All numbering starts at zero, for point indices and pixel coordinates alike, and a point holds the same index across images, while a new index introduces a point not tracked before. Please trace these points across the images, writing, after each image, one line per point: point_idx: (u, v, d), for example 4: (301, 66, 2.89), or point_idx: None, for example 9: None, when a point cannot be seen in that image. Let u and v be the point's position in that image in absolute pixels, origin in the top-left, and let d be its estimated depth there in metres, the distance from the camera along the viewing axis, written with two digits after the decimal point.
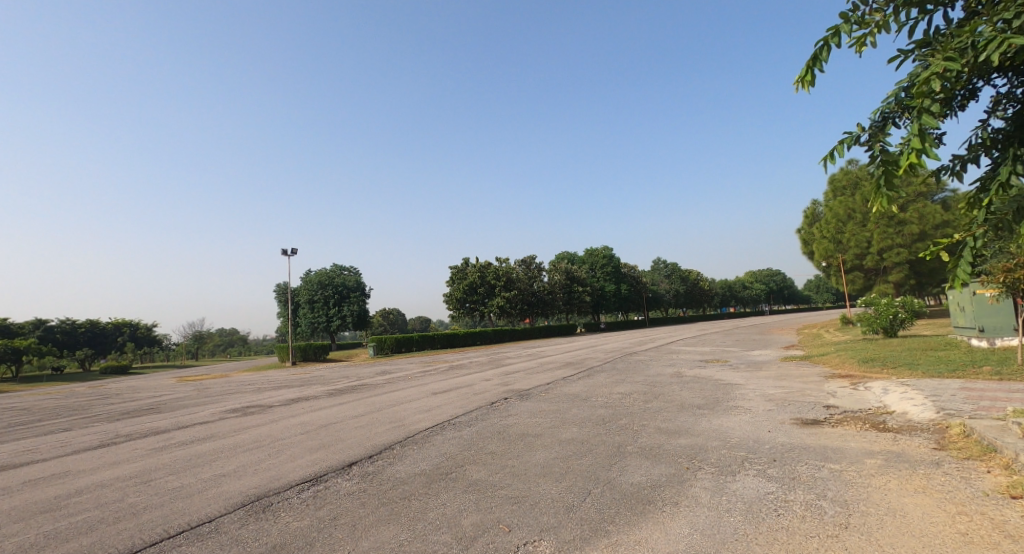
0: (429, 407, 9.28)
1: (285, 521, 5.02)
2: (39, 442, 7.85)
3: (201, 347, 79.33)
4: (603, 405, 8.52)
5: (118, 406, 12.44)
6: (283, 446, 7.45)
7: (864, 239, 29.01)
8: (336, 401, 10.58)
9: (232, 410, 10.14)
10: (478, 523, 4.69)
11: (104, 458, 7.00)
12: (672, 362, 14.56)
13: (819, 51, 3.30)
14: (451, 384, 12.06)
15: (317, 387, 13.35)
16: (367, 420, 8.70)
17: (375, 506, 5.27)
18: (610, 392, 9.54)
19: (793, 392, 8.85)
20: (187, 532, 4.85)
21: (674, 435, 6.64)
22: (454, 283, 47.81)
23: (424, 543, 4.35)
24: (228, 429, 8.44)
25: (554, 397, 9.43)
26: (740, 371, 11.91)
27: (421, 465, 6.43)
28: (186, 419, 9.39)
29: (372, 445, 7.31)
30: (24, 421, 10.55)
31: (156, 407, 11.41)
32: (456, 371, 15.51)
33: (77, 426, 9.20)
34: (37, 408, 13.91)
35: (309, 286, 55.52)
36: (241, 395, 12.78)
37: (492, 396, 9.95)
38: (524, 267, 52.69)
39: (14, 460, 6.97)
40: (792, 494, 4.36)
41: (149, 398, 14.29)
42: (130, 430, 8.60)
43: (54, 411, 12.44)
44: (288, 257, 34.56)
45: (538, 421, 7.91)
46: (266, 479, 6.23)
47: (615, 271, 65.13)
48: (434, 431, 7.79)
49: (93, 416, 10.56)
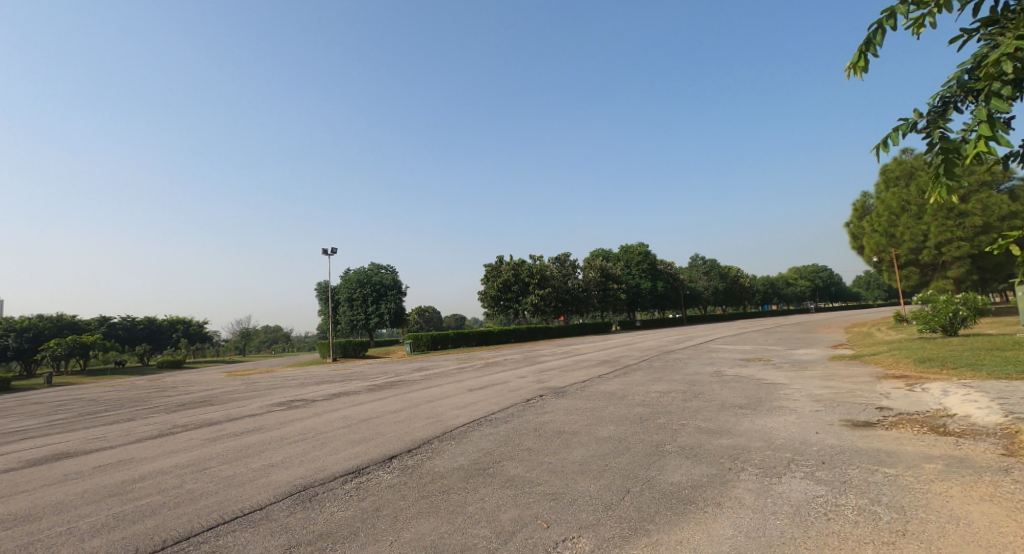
0: (465, 403, 9.39)
1: (330, 510, 5.21)
2: (106, 431, 8.42)
3: (248, 343, 82.90)
4: (639, 404, 8.40)
5: (175, 399, 13.17)
6: (327, 438, 7.71)
7: (920, 232, 27.38)
8: (375, 396, 10.83)
9: (279, 403, 10.57)
10: (517, 518, 4.74)
11: (164, 447, 7.44)
12: (711, 361, 14.19)
13: (873, 35, 3.18)
14: (486, 380, 12.13)
15: (357, 383, 13.73)
16: (405, 415, 8.87)
17: (416, 499, 5.39)
18: (648, 391, 9.38)
19: (843, 392, 8.48)
20: (240, 518, 5.10)
21: (715, 435, 6.49)
22: (488, 281, 48.12)
23: (463, 536, 4.42)
24: (275, 422, 8.79)
25: (590, 395, 9.37)
26: (784, 371, 11.49)
27: (459, 460, 6.54)
28: (236, 411, 9.85)
29: (411, 440, 7.46)
30: (92, 411, 11.33)
31: (209, 400, 11.98)
32: (491, 369, 15.62)
33: (138, 417, 9.80)
34: (103, 400, 14.91)
35: (348, 285, 57.11)
36: (287, 390, 13.28)
37: (527, 393, 9.95)
38: (558, 265, 52.20)
39: (84, 447, 7.50)
40: (843, 498, 4.19)
41: (201, 392, 15.05)
42: (186, 421, 9.09)
43: (117, 403, 13.26)
44: (328, 256, 35.67)
45: (574, 419, 7.87)
46: (311, 470, 6.46)
47: (651, 268, 63.99)
48: (471, 427, 7.88)
49: (151, 407, 11.21)
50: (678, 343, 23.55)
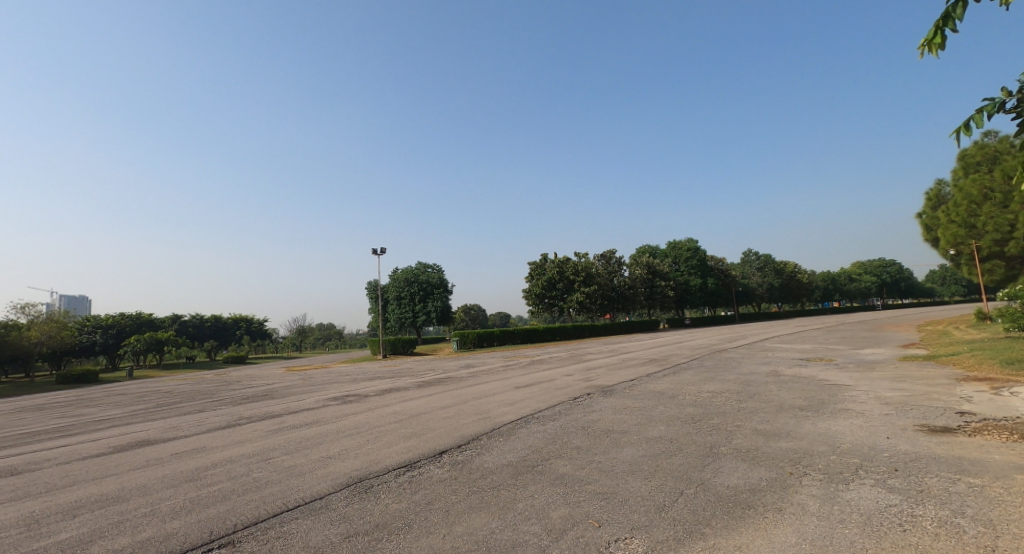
0: (512, 401, 9.45)
1: (386, 502, 5.40)
2: (181, 421, 9.08)
3: (303, 340, 86.89)
4: (691, 404, 8.17)
5: (241, 392, 14.00)
6: (380, 433, 7.98)
7: (1005, 221, 24.77)
8: (424, 392, 11.08)
9: (334, 398, 11.06)
10: (567, 516, 4.73)
11: (232, 437, 7.94)
12: (767, 360, 13.61)
13: (952, 8, 2.94)
14: (532, 378, 12.16)
15: (407, 380, 14.11)
16: (454, 411, 9.04)
17: (466, 494, 5.48)
18: (699, 391, 9.11)
19: (917, 395, 7.91)
20: (302, 506, 5.36)
21: (774, 437, 6.22)
22: (532, 278, 48.04)
23: (514, 532, 4.46)
24: (330, 416, 9.18)
25: (638, 393, 9.21)
26: (848, 371, 10.85)
27: (507, 457, 6.59)
28: (296, 405, 10.38)
29: (460, 435, 7.59)
30: (169, 403, 12.24)
31: (270, 394, 12.66)
32: (537, 366, 15.66)
33: (208, 408, 10.50)
34: (177, 392, 16.09)
35: (397, 284, 58.70)
36: (341, 385, 13.84)
37: (574, 392, 9.88)
38: (603, 262, 51.49)
39: (162, 435, 8.12)
40: (919, 509, 3.92)
41: (263, 386, 15.94)
42: (251, 413, 9.66)
43: (191, 395, 14.28)
44: (378, 255, 36.76)
45: (623, 418, 7.75)
46: (366, 463, 6.70)
47: (700, 264, 61.92)
48: (518, 424, 7.93)
49: (220, 400, 11.98)
50: (731, 341, 22.71)
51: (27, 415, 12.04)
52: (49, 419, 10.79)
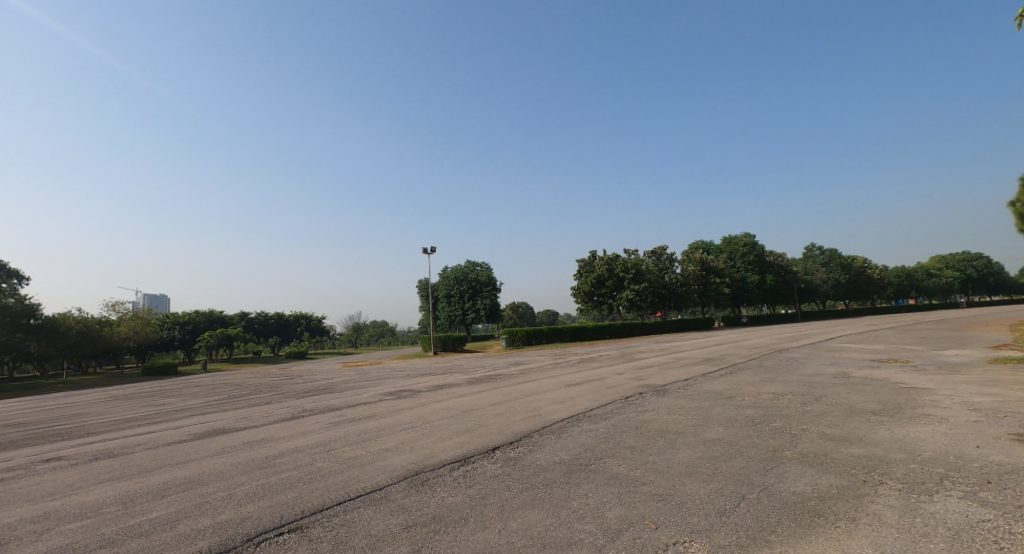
0: (563, 399, 9.42)
1: (441, 495, 5.52)
2: (251, 412, 9.69)
3: (359, 337, 90.33)
4: (751, 406, 7.84)
5: (303, 386, 14.79)
6: (433, 427, 8.17)
7: None
8: (474, 389, 11.26)
9: (390, 392, 11.46)
10: (623, 516, 4.67)
11: (296, 428, 8.38)
12: (835, 361, 12.82)
13: None
14: (583, 376, 12.06)
15: (458, 376, 14.39)
16: (505, 408, 9.12)
17: (520, 490, 5.53)
18: (759, 392, 8.73)
19: (1011, 401, 7.21)
20: (363, 496, 5.58)
21: (845, 443, 5.86)
22: (581, 276, 47.58)
23: (569, 530, 4.45)
24: (387, 410, 9.50)
25: (694, 394, 8.93)
26: (927, 374, 10.06)
27: (560, 454, 6.59)
28: (354, 399, 10.83)
29: (512, 432, 7.65)
30: (241, 394, 13.12)
31: (330, 388, 13.27)
32: (586, 365, 15.51)
33: (275, 400, 11.14)
34: (247, 385, 17.20)
35: (447, 282, 59.84)
36: (396, 381, 14.33)
37: (627, 390, 9.71)
38: (654, 258, 50.20)
39: (235, 424, 8.70)
40: (1018, 527, 3.58)
41: (324, 380, 16.75)
42: (313, 406, 10.17)
43: (259, 388, 15.23)
44: (429, 254, 37.55)
45: (677, 418, 7.54)
46: (421, 456, 6.88)
47: (758, 260, 59.15)
48: (570, 422, 7.89)
49: (285, 392, 12.66)
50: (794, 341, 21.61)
51: (121, 403, 13.25)
52: (138, 407, 11.82)
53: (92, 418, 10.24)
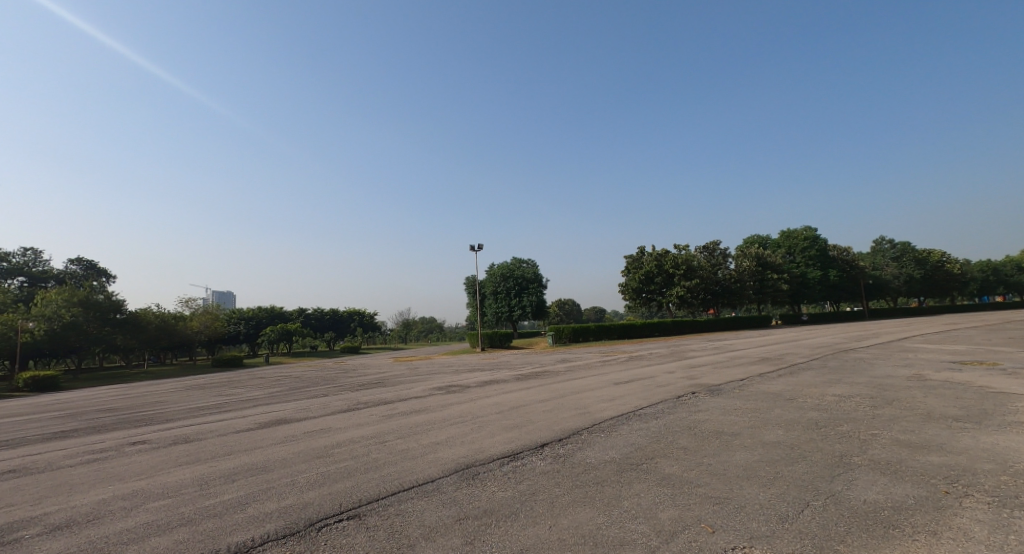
0: (612, 397, 9.29)
1: (492, 489, 5.59)
2: (310, 403, 10.19)
3: (408, 332, 92.79)
4: (814, 408, 7.43)
5: (357, 379, 15.39)
6: (483, 422, 8.27)
7: None
8: (522, 385, 11.30)
9: (439, 387, 11.71)
10: (677, 518, 4.55)
11: (352, 420, 8.73)
12: (909, 362, 11.91)
13: None
14: (632, 375, 11.85)
15: (506, 372, 14.50)
16: (553, 405, 9.09)
17: (570, 487, 5.50)
18: (823, 394, 8.26)
19: None
20: (417, 487, 5.74)
21: (923, 450, 5.44)
22: (628, 272, 46.70)
23: (622, 530, 4.39)
24: (436, 404, 9.72)
25: (750, 395, 8.57)
26: (1018, 378, 9.16)
27: (610, 453, 6.51)
28: (405, 392, 11.15)
29: (560, 429, 7.62)
30: (301, 386, 13.83)
31: (382, 382, 13.73)
32: (635, 363, 15.23)
33: (331, 393, 11.66)
34: (306, 377, 18.11)
35: (493, 279, 60.34)
36: (445, 376, 14.64)
37: (678, 390, 9.45)
38: (706, 254, 48.50)
39: (296, 415, 9.19)
40: None
41: (376, 374, 17.35)
42: (367, 399, 10.55)
43: (317, 380, 16.00)
44: (475, 251, 38.02)
45: (733, 419, 7.26)
46: (471, 451, 6.99)
47: (820, 255, 55.86)
48: (620, 420, 7.77)
49: (340, 385, 13.22)
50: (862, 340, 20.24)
51: (195, 393, 14.30)
52: (209, 396, 12.73)
53: (171, 405, 11.12)
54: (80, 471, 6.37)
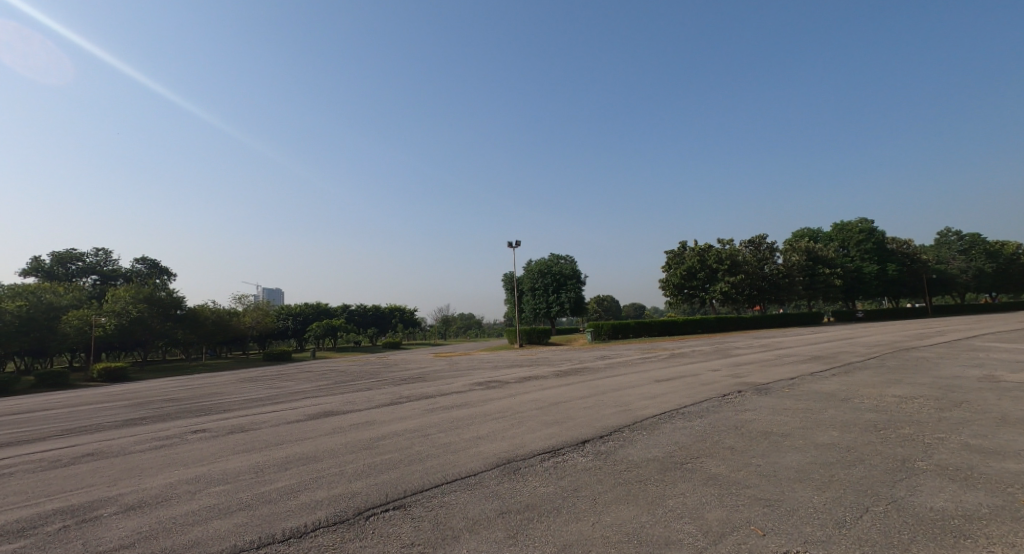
0: (654, 394, 9.13)
1: (533, 484, 5.61)
2: (355, 396, 10.53)
3: (448, 329, 94.14)
4: (871, 409, 7.06)
5: (400, 374, 15.79)
6: (522, 418, 8.31)
7: None
8: (561, 381, 11.26)
9: (479, 382, 11.84)
10: (725, 520, 4.43)
11: (395, 413, 8.95)
12: (980, 362, 11.07)
13: None
14: (675, 372, 11.58)
15: (544, 368, 14.52)
16: (593, 402, 9.02)
17: (612, 485, 5.44)
18: (881, 394, 7.82)
19: None
20: (459, 480, 5.83)
21: (994, 457, 5.07)
22: (670, 268, 45.66)
23: (667, 529, 4.32)
24: (476, 399, 9.83)
25: (801, 394, 8.23)
26: None
27: (653, 451, 6.40)
28: (446, 387, 11.34)
29: (601, 426, 7.55)
30: (347, 380, 14.31)
31: (423, 377, 14.01)
32: (677, 361, 14.91)
33: (376, 386, 12.01)
34: (351, 371, 18.76)
35: (531, 275, 60.39)
36: (484, 371, 14.80)
37: (723, 388, 9.17)
38: (752, 248, 46.79)
39: (342, 407, 9.54)
40: None
41: (418, 369, 17.75)
42: (409, 393, 10.79)
43: (362, 374, 16.53)
44: (513, 248, 38.14)
45: (783, 420, 6.99)
46: (512, 446, 7.03)
47: (878, 248, 52.76)
48: (663, 418, 7.62)
49: (384, 380, 13.59)
50: (926, 338, 18.97)
51: (249, 385, 15.04)
52: (262, 389, 13.33)
53: (226, 396, 11.75)
54: (149, 455, 6.84)
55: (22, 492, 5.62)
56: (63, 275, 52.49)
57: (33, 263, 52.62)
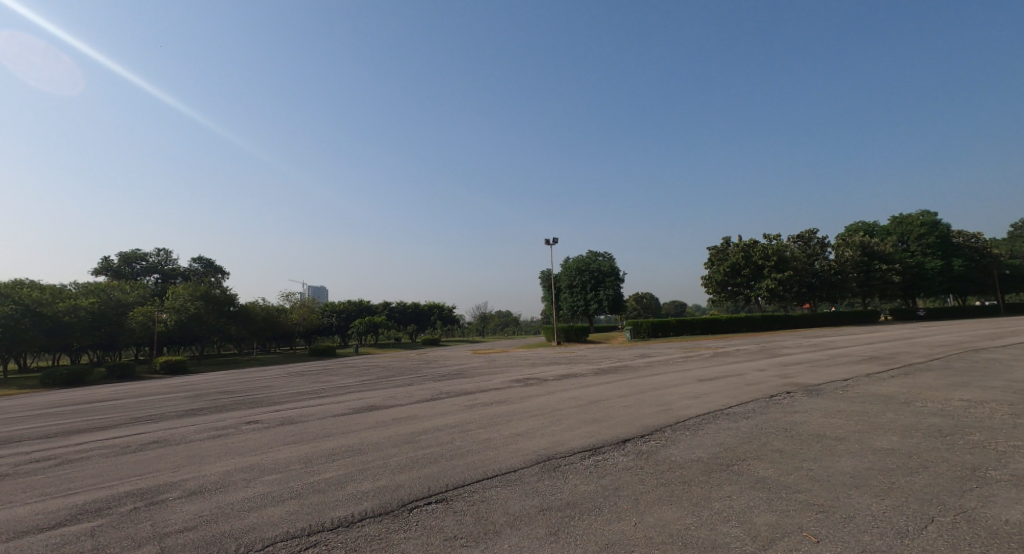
0: (697, 394, 8.88)
1: (574, 482, 5.59)
2: (398, 392, 10.80)
3: (486, 326, 94.84)
4: (935, 414, 6.62)
5: (440, 370, 16.06)
6: (562, 416, 8.28)
7: None
8: (600, 379, 11.18)
9: (517, 379, 11.89)
10: (775, 525, 4.27)
11: (435, 409, 9.11)
12: None
13: None
14: (719, 372, 11.25)
15: (583, 366, 14.41)
16: (634, 400, 8.88)
17: (655, 485, 5.35)
18: (947, 398, 7.33)
19: None
20: (499, 476, 5.87)
21: None
22: (712, 265, 44.32)
23: (713, 532, 4.21)
24: (515, 396, 9.87)
25: (856, 396, 7.82)
26: None
27: (698, 452, 6.24)
28: (485, 384, 11.44)
29: (643, 425, 7.43)
30: (389, 375, 14.69)
31: (463, 373, 14.18)
32: (721, 359, 14.49)
33: (417, 382, 12.25)
34: (393, 367, 19.22)
35: (569, 273, 60.04)
36: (523, 368, 14.83)
37: (771, 389, 8.83)
38: (801, 243, 44.83)
39: (385, 401, 9.80)
40: None
41: (457, 365, 17.98)
42: (449, 389, 10.95)
43: (403, 370, 16.92)
44: (550, 245, 37.97)
45: (837, 423, 6.67)
46: (552, 443, 7.02)
47: (941, 242, 49.47)
48: (708, 419, 7.42)
49: (424, 376, 13.86)
50: (998, 338, 17.61)
51: (298, 379, 15.68)
52: (310, 383, 13.87)
53: (277, 389, 12.30)
54: (208, 444, 7.24)
55: (98, 475, 6.08)
56: (130, 274, 56.28)
57: (103, 263, 56.65)
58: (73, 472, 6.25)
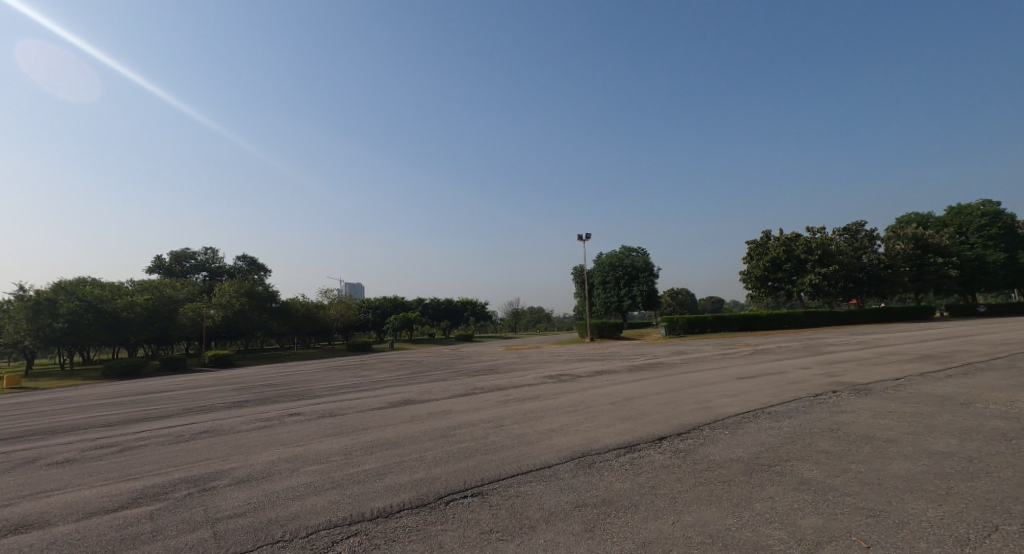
0: (737, 392, 8.63)
1: (609, 479, 5.54)
2: (433, 386, 10.97)
3: (518, 322, 94.98)
4: (997, 416, 6.21)
5: (473, 365, 16.23)
6: (596, 412, 8.21)
7: None
8: (635, 376, 11.01)
9: (551, 375, 11.87)
10: (822, 528, 4.11)
11: (469, 404, 9.20)
12: None
13: None
14: (759, 369, 10.91)
15: (617, 363, 14.24)
16: (670, 398, 8.71)
17: (693, 485, 5.24)
18: (1011, 399, 6.87)
19: None
20: (534, 472, 5.88)
21: None
22: (751, 259, 42.96)
23: (755, 533, 4.10)
24: (549, 392, 9.85)
25: (910, 396, 7.42)
26: None
27: (738, 451, 6.07)
28: (519, 379, 11.47)
29: (679, 423, 7.29)
30: (424, 370, 14.99)
31: (496, 369, 14.29)
32: (761, 357, 14.01)
33: (451, 377, 12.42)
34: (427, 362, 19.58)
35: (602, 269, 59.42)
36: (556, 365, 14.81)
37: (815, 388, 8.50)
38: (847, 236, 42.83)
39: (419, 396, 9.99)
40: None
41: (490, 361, 18.12)
42: (483, 384, 11.05)
43: (437, 365, 17.20)
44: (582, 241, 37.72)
45: (887, 424, 6.35)
46: (586, 440, 6.98)
47: (1004, 234, 46.31)
48: (748, 418, 7.20)
49: (458, 371, 14.04)
50: None
51: (337, 373, 16.19)
52: (348, 377, 14.29)
53: (317, 383, 12.72)
54: (254, 435, 7.56)
55: (156, 462, 6.45)
56: (180, 272, 59.27)
57: (157, 261, 59.91)
58: (133, 458, 6.65)
